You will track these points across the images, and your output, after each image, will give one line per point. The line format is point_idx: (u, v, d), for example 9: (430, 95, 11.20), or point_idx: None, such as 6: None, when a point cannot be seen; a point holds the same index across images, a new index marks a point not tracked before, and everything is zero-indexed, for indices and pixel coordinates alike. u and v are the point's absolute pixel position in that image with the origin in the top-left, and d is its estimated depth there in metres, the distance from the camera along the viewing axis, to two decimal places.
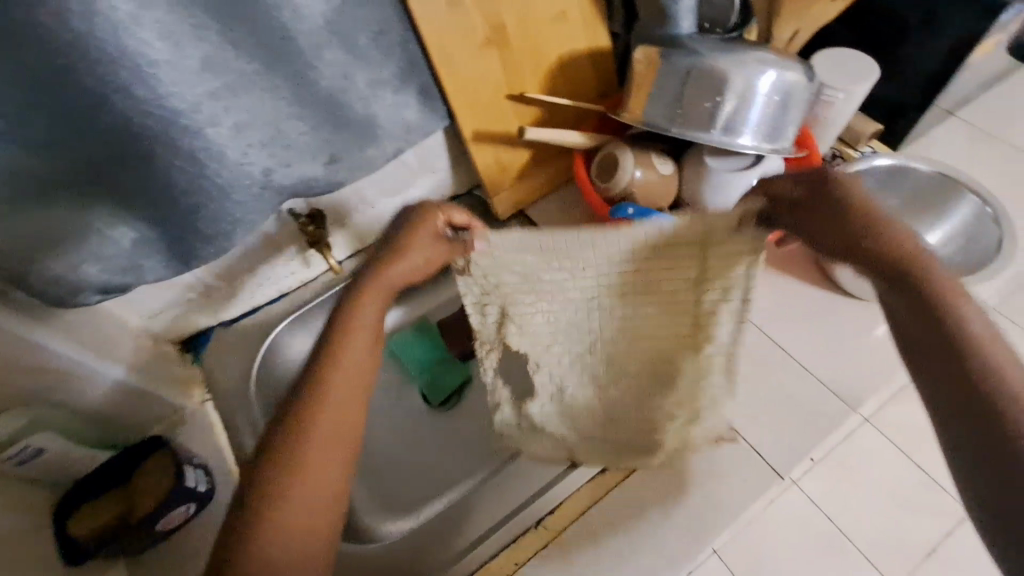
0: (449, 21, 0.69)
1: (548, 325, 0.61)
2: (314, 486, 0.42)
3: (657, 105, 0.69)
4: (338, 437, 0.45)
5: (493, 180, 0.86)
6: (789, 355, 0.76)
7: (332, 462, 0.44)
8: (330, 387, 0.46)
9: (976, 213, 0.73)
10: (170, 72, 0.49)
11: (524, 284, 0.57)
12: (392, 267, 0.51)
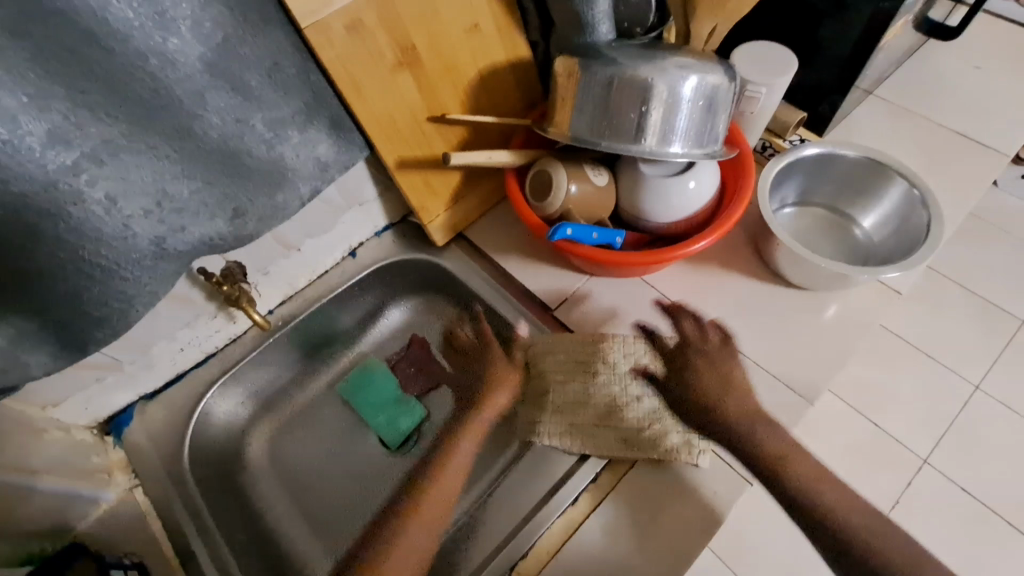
0: (351, 46, 0.64)
1: (534, 354, 0.77)
2: (419, 536, 0.75)
3: (581, 117, 0.67)
4: (444, 492, 0.80)
5: (424, 207, 0.81)
6: (740, 351, 0.75)
7: (438, 501, 0.79)
8: (455, 461, 0.83)
9: (906, 195, 0.74)
10: (12, 152, 0.43)
11: (531, 354, 0.78)
12: (496, 390, 0.85)
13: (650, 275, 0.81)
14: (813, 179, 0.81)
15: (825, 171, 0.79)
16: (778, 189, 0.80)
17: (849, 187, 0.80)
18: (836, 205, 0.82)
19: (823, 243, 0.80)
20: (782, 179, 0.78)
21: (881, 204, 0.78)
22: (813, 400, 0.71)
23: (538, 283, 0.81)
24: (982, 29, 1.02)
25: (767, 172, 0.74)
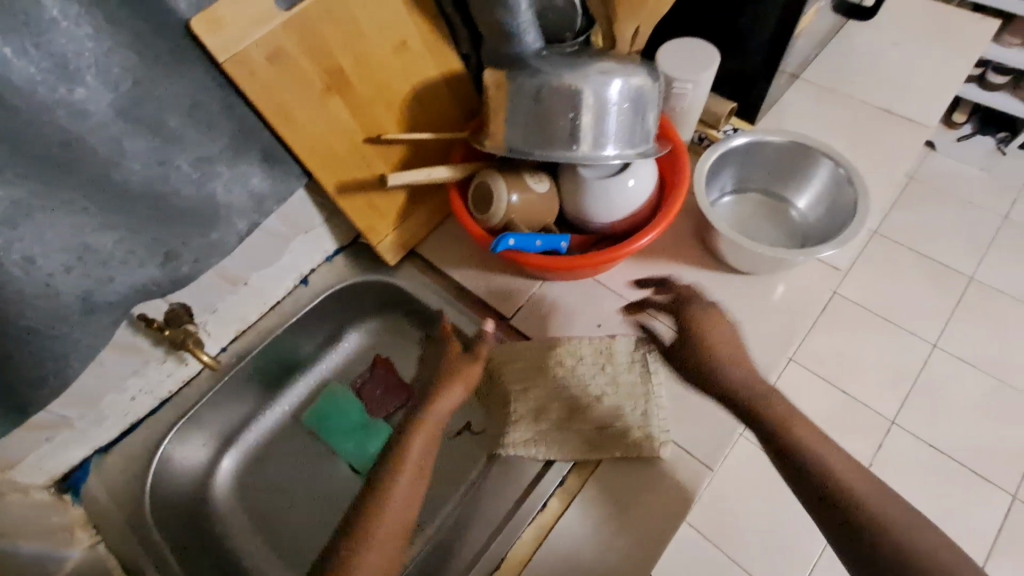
0: (275, 77, 0.63)
1: (510, 362, 0.76)
2: (388, 534, 0.63)
3: (513, 127, 0.68)
4: (407, 495, 0.66)
5: (371, 228, 0.81)
6: (693, 340, 0.76)
7: (399, 506, 0.65)
8: (408, 462, 0.68)
9: (832, 174, 0.77)
10: None
11: (505, 359, 0.76)
12: (450, 387, 0.74)
13: (602, 274, 0.82)
14: (746, 167, 0.83)
15: (755, 158, 0.82)
16: (713, 180, 0.82)
17: (780, 172, 0.83)
18: (771, 190, 0.85)
19: (762, 226, 0.83)
20: (717, 170, 0.81)
21: (812, 185, 0.81)
22: (765, 381, 0.73)
23: (492, 293, 0.82)
24: (897, 6, 1.06)
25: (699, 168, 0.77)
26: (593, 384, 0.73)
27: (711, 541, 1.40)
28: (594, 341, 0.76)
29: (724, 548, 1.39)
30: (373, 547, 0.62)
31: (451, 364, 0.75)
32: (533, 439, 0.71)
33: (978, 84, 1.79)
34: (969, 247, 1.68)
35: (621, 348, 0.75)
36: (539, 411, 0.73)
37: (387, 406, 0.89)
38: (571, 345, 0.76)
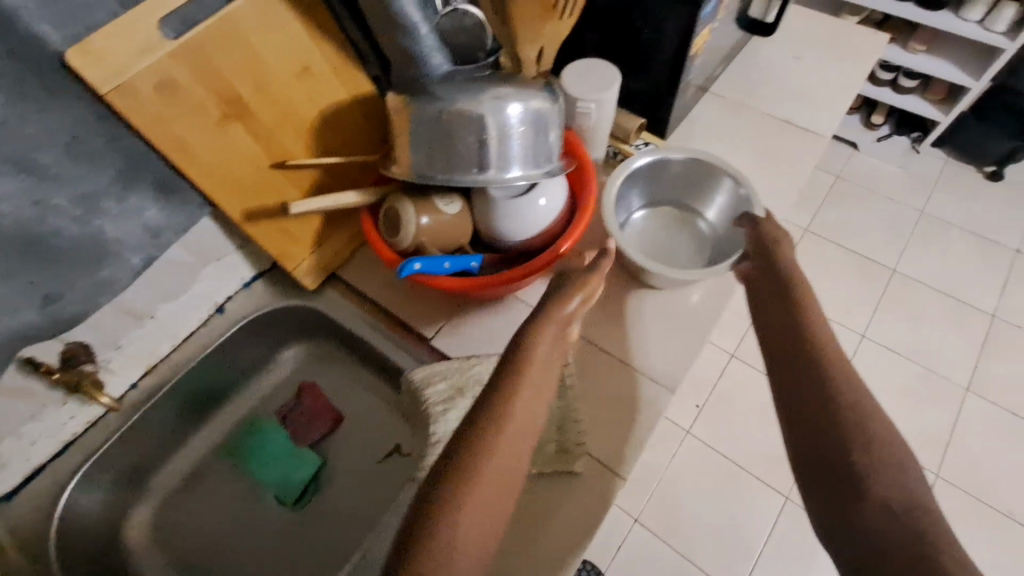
0: (165, 108, 0.61)
1: (430, 385, 0.76)
2: (496, 479, 0.51)
3: (417, 152, 0.68)
4: (530, 412, 0.56)
5: (284, 253, 0.80)
6: (606, 352, 0.78)
7: (514, 443, 0.53)
8: (517, 404, 0.55)
9: (731, 191, 0.81)
10: None
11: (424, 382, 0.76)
12: (558, 309, 0.63)
13: (521, 291, 0.83)
14: (652, 184, 0.86)
15: (660, 176, 0.85)
16: (621, 201, 0.85)
17: (685, 188, 0.86)
18: (678, 206, 0.88)
19: (672, 242, 0.86)
20: (625, 190, 0.83)
21: (714, 201, 0.84)
22: (675, 388, 0.75)
23: (412, 314, 0.82)
24: (799, 22, 1.12)
25: (606, 188, 0.78)
26: None
27: (657, 536, 1.45)
28: None
29: (669, 541, 1.44)
30: (472, 492, 0.50)
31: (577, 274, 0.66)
32: None
33: (891, 88, 1.89)
34: (887, 242, 1.79)
35: None
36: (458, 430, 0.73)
37: (313, 434, 0.86)
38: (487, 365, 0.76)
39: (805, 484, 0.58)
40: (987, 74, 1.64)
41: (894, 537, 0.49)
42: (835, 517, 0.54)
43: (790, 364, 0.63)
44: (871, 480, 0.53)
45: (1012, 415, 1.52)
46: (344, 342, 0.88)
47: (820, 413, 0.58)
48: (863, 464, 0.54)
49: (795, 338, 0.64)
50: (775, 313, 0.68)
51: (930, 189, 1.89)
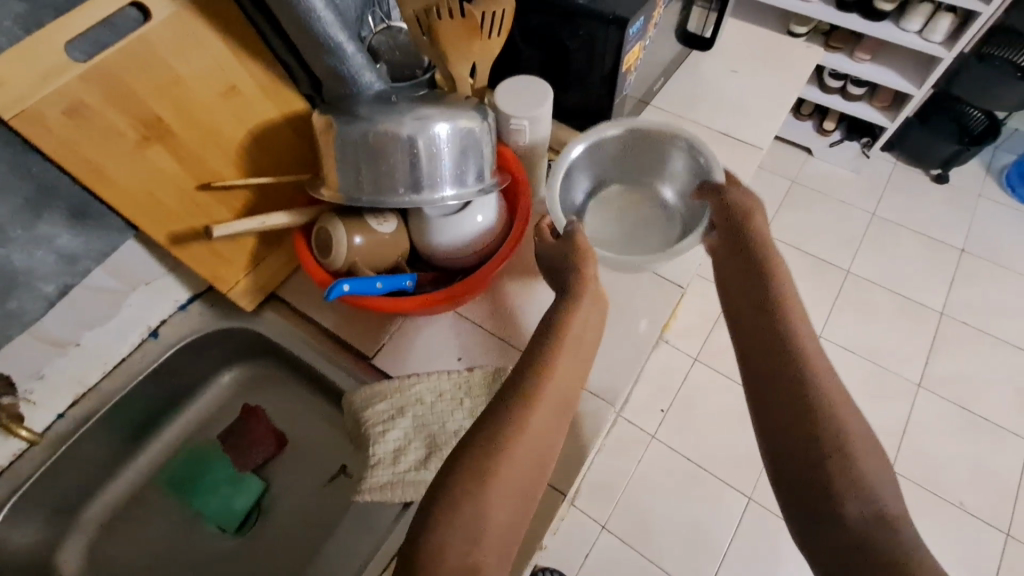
0: (78, 134, 0.59)
1: (371, 404, 0.74)
2: (523, 463, 0.53)
3: (346, 173, 0.67)
4: (561, 393, 0.57)
5: (218, 276, 0.78)
6: None
7: (547, 422, 0.55)
8: (538, 405, 0.55)
9: (683, 150, 0.81)
10: None
11: (365, 403, 0.75)
12: (576, 309, 0.63)
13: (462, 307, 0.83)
14: (595, 167, 0.86)
15: (602, 156, 0.85)
16: (569, 189, 0.84)
17: (632, 161, 0.86)
18: (628, 184, 0.88)
19: (635, 222, 0.85)
20: (570, 174, 0.82)
21: (666, 167, 0.85)
22: (615, 401, 0.76)
23: (353, 334, 0.81)
24: (737, 34, 1.15)
25: (554, 175, 0.78)
26: (449, 419, 0.73)
27: (625, 543, 1.45)
28: (452, 376, 0.76)
29: (637, 547, 1.44)
30: (500, 483, 0.51)
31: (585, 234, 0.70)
32: (391, 485, 0.70)
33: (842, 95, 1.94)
34: (839, 244, 1.84)
35: (477, 379, 0.75)
36: (399, 451, 0.72)
37: (256, 457, 0.84)
38: (427, 383, 0.75)
39: (781, 486, 0.57)
40: (927, 82, 1.70)
41: (870, 541, 0.49)
42: (808, 518, 0.53)
43: (766, 347, 0.62)
44: (844, 484, 0.52)
45: (961, 409, 1.58)
46: (286, 363, 0.86)
47: (796, 415, 0.57)
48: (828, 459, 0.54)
49: (771, 322, 0.63)
50: (752, 292, 0.67)
51: (881, 192, 1.96)
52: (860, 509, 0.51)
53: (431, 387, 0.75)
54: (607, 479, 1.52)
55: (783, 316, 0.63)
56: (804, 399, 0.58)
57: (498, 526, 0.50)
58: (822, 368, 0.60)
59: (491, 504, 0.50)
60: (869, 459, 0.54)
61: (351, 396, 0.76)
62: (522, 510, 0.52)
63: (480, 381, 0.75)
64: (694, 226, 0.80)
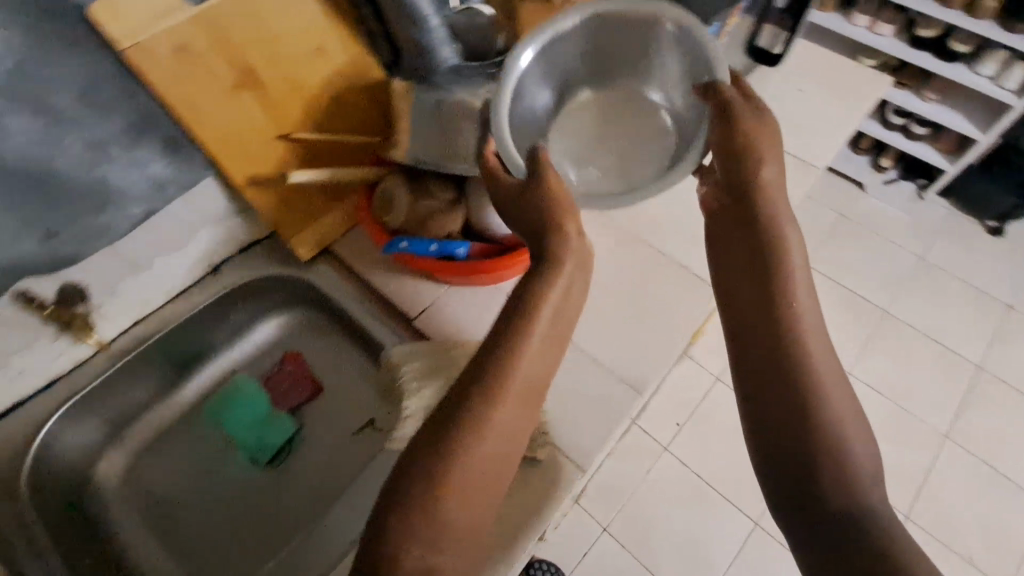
0: (181, 70, 0.64)
1: (410, 361, 0.78)
2: (485, 462, 0.50)
3: (417, 137, 0.72)
4: (528, 378, 0.52)
5: (282, 223, 0.83)
6: (581, 350, 0.80)
7: (500, 433, 0.50)
8: (506, 390, 0.51)
9: (677, 32, 0.66)
10: None
11: (403, 359, 0.79)
12: (556, 274, 0.54)
13: (505, 282, 0.85)
14: (554, 66, 0.70)
15: (564, 59, 0.70)
16: (533, 100, 0.69)
17: (607, 61, 0.72)
18: (602, 89, 0.75)
19: (613, 138, 0.73)
20: (535, 74, 0.67)
21: (653, 69, 0.71)
22: (644, 391, 0.77)
23: (398, 294, 0.85)
24: (807, 55, 1.15)
25: (506, 75, 0.62)
26: None
27: (625, 548, 1.45)
28: None
29: (636, 553, 1.45)
30: (456, 493, 0.48)
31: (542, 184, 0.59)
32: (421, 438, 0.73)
33: (902, 134, 1.89)
34: (881, 284, 1.80)
35: None
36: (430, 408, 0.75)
37: (286, 398, 0.89)
38: (465, 350, 0.78)
39: (769, 484, 0.54)
40: (993, 129, 1.65)
41: (852, 539, 0.47)
42: (796, 514, 0.52)
43: (756, 341, 0.57)
44: (833, 482, 0.50)
45: (989, 470, 1.53)
46: (330, 315, 0.90)
47: (795, 413, 0.53)
48: (815, 457, 0.51)
49: (766, 313, 0.57)
50: (750, 271, 0.60)
51: (930, 236, 1.91)
52: (848, 505, 0.49)
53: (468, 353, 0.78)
54: (614, 482, 1.52)
55: (784, 300, 0.56)
56: (803, 397, 0.53)
57: (461, 533, 0.48)
58: (823, 358, 0.55)
59: (448, 524, 0.48)
60: (863, 451, 0.51)
61: (390, 353, 0.80)
62: (494, 499, 0.51)
63: None
64: (693, 144, 0.66)
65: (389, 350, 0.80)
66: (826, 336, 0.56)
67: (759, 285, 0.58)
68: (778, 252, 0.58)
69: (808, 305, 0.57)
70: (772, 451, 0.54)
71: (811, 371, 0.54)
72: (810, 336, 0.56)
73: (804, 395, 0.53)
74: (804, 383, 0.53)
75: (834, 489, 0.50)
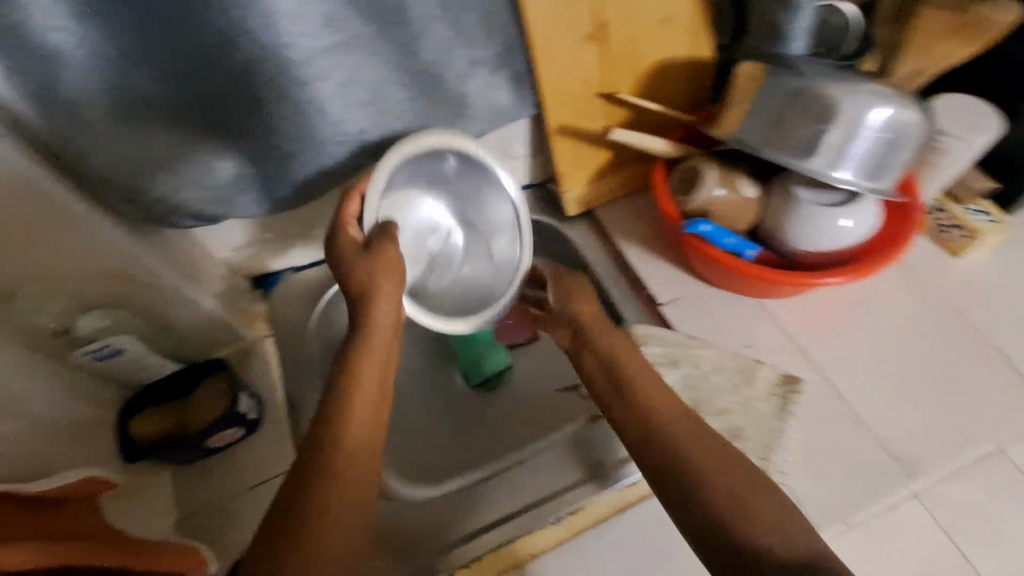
0: (551, 11, 0.69)
1: (650, 344, 0.76)
2: (351, 500, 0.49)
3: (751, 124, 0.68)
4: (364, 422, 0.53)
5: (568, 176, 0.86)
6: (848, 404, 0.71)
7: (353, 477, 0.51)
8: (359, 390, 0.54)
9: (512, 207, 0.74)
10: (293, 23, 0.50)
11: (643, 340, 0.76)
12: (376, 299, 0.58)
13: (771, 302, 0.79)
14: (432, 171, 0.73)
15: (448, 198, 0.78)
16: (427, 221, 0.77)
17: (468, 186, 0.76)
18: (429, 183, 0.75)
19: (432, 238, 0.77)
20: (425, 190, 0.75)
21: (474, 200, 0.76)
22: (913, 478, 0.66)
23: (652, 275, 0.84)
24: None
25: (381, 162, 0.61)
26: (725, 398, 0.72)
27: None
28: (749, 364, 0.73)
29: None
30: (337, 513, 0.48)
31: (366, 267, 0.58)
32: None
33: None
34: None
35: (767, 375, 0.72)
36: None
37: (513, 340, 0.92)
38: (714, 355, 0.74)
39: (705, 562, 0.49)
40: None
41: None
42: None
43: (641, 433, 0.58)
44: (743, 531, 0.48)
45: None
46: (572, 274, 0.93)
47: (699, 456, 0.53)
48: (727, 523, 0.48)
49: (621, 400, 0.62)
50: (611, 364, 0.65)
51: None
52: (782, 551, 0.46)
53: (715, 358, 0.74)
54: None
55: (638, 388, 0.61)
56: (660, 444, 0.56)
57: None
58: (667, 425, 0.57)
59: (330, 563, 0.46)
60: (766, 504, 0.49)
61: (634, 330, 0.78)
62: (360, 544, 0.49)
63: (769, 377, 0.72)
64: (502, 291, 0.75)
65: (633, 324, 0.78)
66: (686, 410, 0.59)
67: (614, 376, 0.64)
68: (624, 358, 0.65)
69: (645, 389, 0.62)
70: (698, 537, 0.50)
71: (680, 465, 0.53)
72: (679, 427, 0.57)
73: (696, 477, 0.52)
74: (670, 454, 0.54)
75: (743, 530, 0.48)
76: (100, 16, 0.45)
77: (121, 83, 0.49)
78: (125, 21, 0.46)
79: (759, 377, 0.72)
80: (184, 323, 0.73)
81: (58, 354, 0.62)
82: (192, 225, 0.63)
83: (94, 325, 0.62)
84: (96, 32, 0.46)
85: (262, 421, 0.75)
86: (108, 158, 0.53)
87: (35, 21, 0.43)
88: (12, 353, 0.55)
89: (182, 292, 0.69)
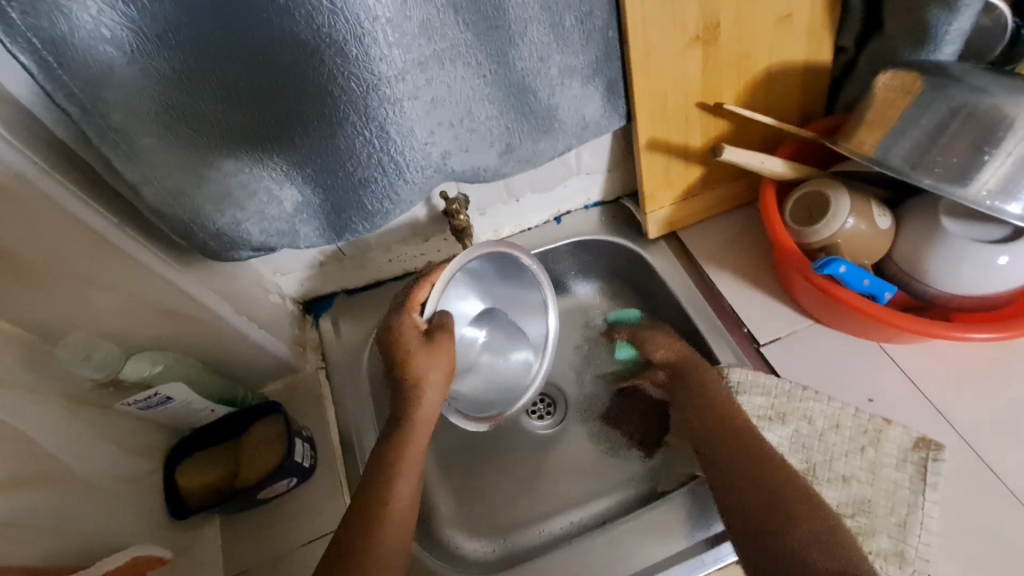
0: (661, 10, 0.57)
1: (744, 391, 0.66)
2: None
3: (899, 142, 0.57)
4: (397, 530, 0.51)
5: (653, 197, 0.76)
6: (999, 478, 0.60)
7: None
8: (402, 474, 0.52)
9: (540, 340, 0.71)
10: (387, 33, 0.43)
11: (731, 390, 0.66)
12: (422, 394, 0.54)
13: (893, 347, 0.69)
14: (503, 263, 0.68)
15: (486, 285, 0.70)
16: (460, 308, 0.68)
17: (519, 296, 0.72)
18: (494, 262, 0.68)
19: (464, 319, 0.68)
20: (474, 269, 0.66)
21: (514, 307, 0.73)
22: None
23: (750, 309, 0.74)
24: None
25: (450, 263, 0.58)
26: (849, 464, 0.61)
27: None
28: (876, 425, 0.63)
29: None
30: None
31: (418, 358, 0.54)
32: None
33: None
34: None
35: (896, 437, 0.62)
36: None
37: (590, 367, 0.84)
38: (829, 412, 0.64)
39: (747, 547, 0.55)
40: None
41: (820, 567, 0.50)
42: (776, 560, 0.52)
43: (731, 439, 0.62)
44: None
45: None
46: (651, 302, 0.83)
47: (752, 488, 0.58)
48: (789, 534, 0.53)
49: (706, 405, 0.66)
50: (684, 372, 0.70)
51: None
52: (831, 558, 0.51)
53: (831, 414, 0.64)
54: None
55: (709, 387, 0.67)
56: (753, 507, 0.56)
57: None
58: (739, 475, 0.59)
59: None
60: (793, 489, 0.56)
61: (730, 375, 0.67)
62: None
63: (900, 440, 0.62)
64: (513, 394, 0.70)
65: (726, 368, 0.67)
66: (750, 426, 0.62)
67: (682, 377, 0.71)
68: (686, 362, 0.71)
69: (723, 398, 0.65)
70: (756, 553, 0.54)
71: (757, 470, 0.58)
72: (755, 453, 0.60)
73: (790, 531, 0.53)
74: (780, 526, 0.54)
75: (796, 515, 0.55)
76: (155, 28, 0.38)
77: (184, 104, 0.43)
78: (189, 33, 0.39)
79: (889, 440, 0.62)
80: (234, 361, 0.66)
81: (101, 403, 0.55)
82: (250, 256, 0.56)
83: (140, 371, 0.56)
84: (154, 46, 0.39)
85: (317, 467, 0.67)
86: (161, 189, 0.46)
87: (81, 35, 0.36)
88: (53, 409, 0.49)
89: (232, 329, 0.62)
